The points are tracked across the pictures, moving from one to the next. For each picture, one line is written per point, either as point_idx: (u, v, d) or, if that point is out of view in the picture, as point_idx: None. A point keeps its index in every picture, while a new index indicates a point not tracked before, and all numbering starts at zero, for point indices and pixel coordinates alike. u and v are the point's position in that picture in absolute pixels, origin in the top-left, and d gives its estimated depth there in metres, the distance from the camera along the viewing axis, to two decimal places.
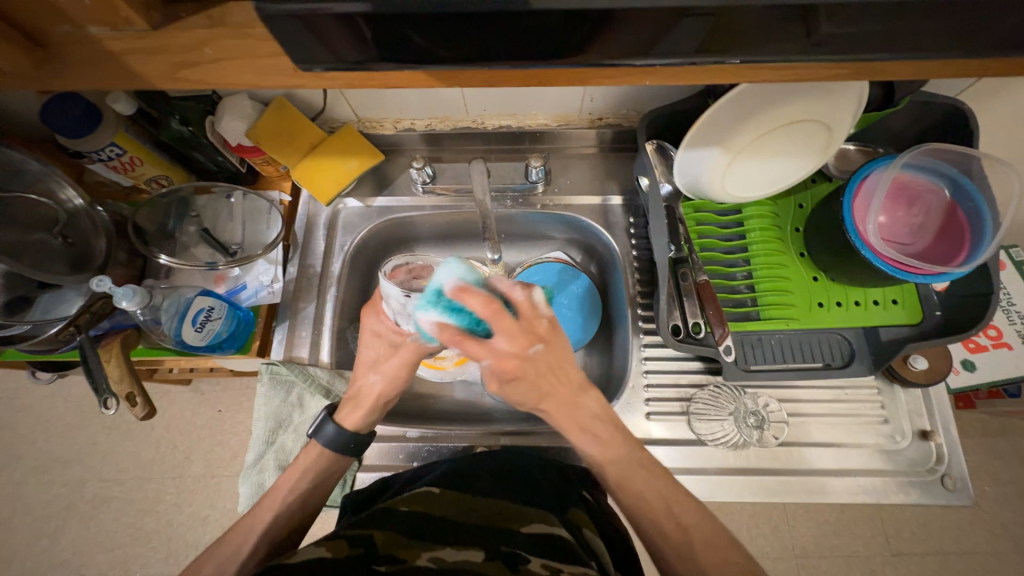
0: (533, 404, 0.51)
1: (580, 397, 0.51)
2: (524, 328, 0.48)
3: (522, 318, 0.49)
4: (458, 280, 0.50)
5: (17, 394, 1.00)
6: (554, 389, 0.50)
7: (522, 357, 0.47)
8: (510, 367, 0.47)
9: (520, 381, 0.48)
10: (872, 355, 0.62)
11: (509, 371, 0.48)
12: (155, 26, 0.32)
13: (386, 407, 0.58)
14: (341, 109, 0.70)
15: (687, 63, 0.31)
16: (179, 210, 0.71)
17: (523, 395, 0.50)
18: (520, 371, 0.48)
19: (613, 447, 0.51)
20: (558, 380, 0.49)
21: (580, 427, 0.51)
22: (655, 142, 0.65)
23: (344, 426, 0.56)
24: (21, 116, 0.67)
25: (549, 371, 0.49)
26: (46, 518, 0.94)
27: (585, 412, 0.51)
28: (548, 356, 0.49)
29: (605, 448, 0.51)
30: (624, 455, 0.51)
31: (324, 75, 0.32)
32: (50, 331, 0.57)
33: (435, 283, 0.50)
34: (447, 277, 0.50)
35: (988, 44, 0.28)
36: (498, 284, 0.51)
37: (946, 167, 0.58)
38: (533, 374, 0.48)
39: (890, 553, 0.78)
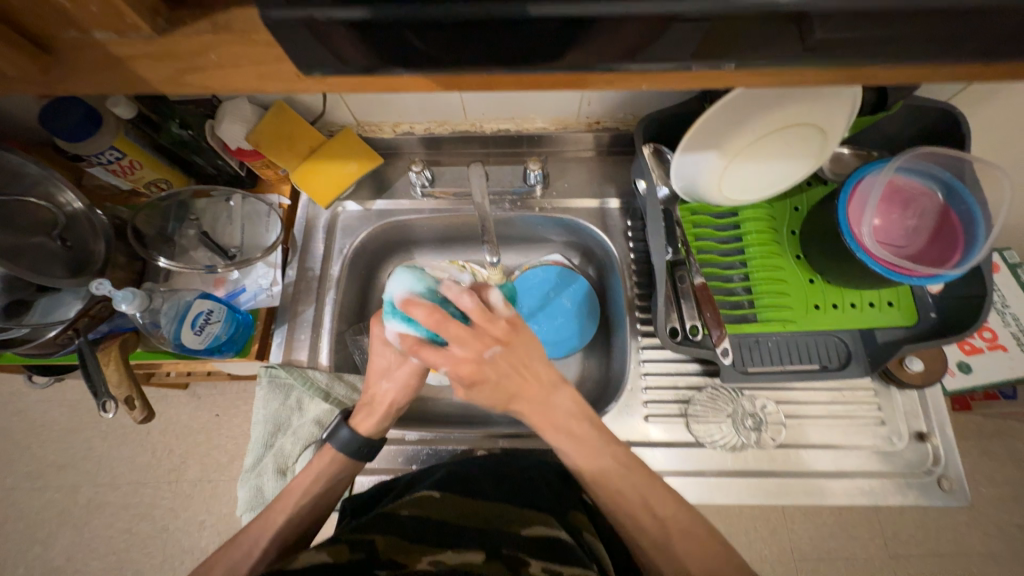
0: (504, 404, 0.50)
1: (552, 394, 0.50)
2: (477, 333, 0.46)
3: (474, 323, 0.46)
4: (406, 290, 0.50)
5: (11, 399, 1.00)
6: (522, 388, 0.49)
7: (478, 361, 0.45)
8: (467, 372, 0.46)
9: (484, 385, 0.47)
10: (868, 357, 0.62)
11: (469, 376, 0.46)
12: (162, 33, 0.31)
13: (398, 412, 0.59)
14: (340, 113, 0.71)
15: (682, 67, 0.31)
16: (179, 213, 0.72)
17: (489, 397, 0.49)
18: (479, 375, 0.46)
19: (589, 445, 0.51)
20: (522, 379, 0.48)
21: (553, 425, 0.51)
22: (652, 146, 0.66)
23: (360, 431, 0.57)
24: (20, 120, 0.68)
25: (511, 371, 0.47)
26: (40, 524, 0.93)
27: (559, 409, 0.51)
28: (507, 357, 0.47)
29: (580, 446, 0.51)
30: (623, 457, 0.51)
31: (327, 79, 0.32)
32: (49, 334, 0.57)
33: (389, 295, 0.51)
34: (398, 289, 0.51)
35: (980, 50, 0.29)
36: (447, 288, 0.49)
37: (938, 170, 0.58)
38: (494, 376, 0.47)
39: (888, 556, 0.78)
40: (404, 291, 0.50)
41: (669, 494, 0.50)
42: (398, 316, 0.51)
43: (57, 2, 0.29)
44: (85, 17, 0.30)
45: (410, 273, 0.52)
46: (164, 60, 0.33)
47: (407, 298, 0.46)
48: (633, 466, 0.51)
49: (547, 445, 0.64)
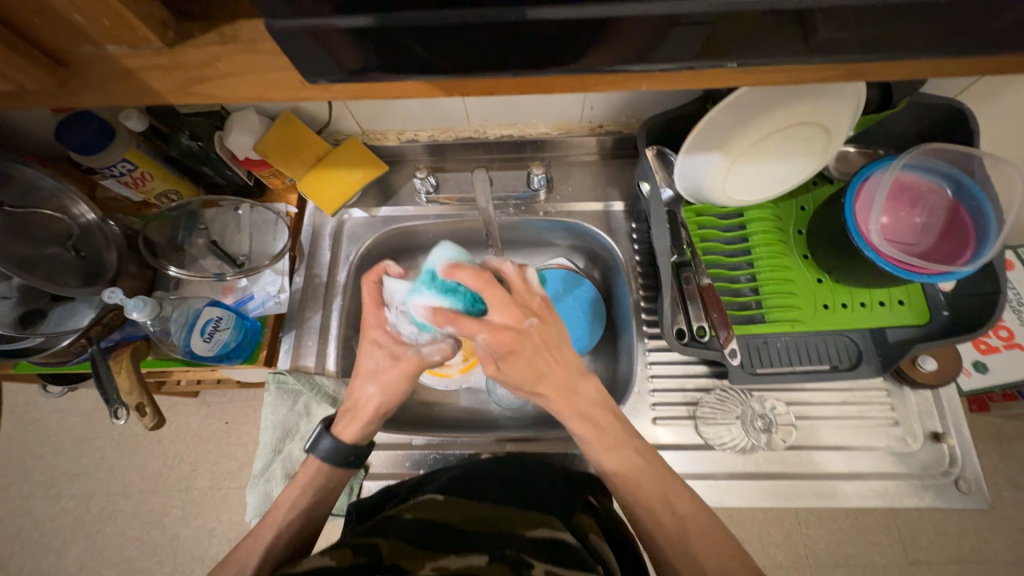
0: (530, 385, 0.49)
1: (579, 382, 0.51)
2: (516, 302, 0.48)
3: (515, 293, 0.50)
4: (447, 261, 0.53)
5: (26, 408, 1.01)
6: (552, 369, 0.49)
7: (516, 328, 0.47)
8: (505, 339, 0.46)
9: (516, 357, 0.47)
10: (879, 356, 0.61)
11: (504, 345, 0.46)
12: (171, 45, 0.33)
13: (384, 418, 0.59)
14: (346, 122, 0.72)
15: (686, 67, 0.31)
16: (188, 223, 0.73)
17: (519, 374, 0.48)
18: (518, 344, 0.47)
19: (612, 435, 0.51)
20: (553, 360, 0.49)
21: (578, 413, 0.50)
22: (655, 148, 0.65)
23: (343, 438, 0.56)
24: (37, 135, 0.69)
25: (544, 348, 0.48)
26: (54, 533, 0.94)
27: (585, 399, 0.51)
28: (542, 331, 0.48)
29: (602, 437, 0.51)
30: (633, 450, 0.51)
31: (330, 86, 0.33)
32: (62, 343, 0.58)
33: (430, 263, 0.53)
34: (438, 259, 0.53)
35: (976, 44, 0.29)
36: (491, 263, 0.54)
37: (946, 167, 0.58)
38: (528, 348, 0.47)
39: (907, 562, 0.76)
40: (445, 262, 0.53)
41: (672, 494, 0.49)
42: (431, 288, 0.52)
43: (69, 17, 0.30)
44: (98, 31, 0.31)
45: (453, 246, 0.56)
46: (173, 72, 0.33)
47: (454, 264, 0.51)
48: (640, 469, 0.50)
49: (555, 449, 0.63)
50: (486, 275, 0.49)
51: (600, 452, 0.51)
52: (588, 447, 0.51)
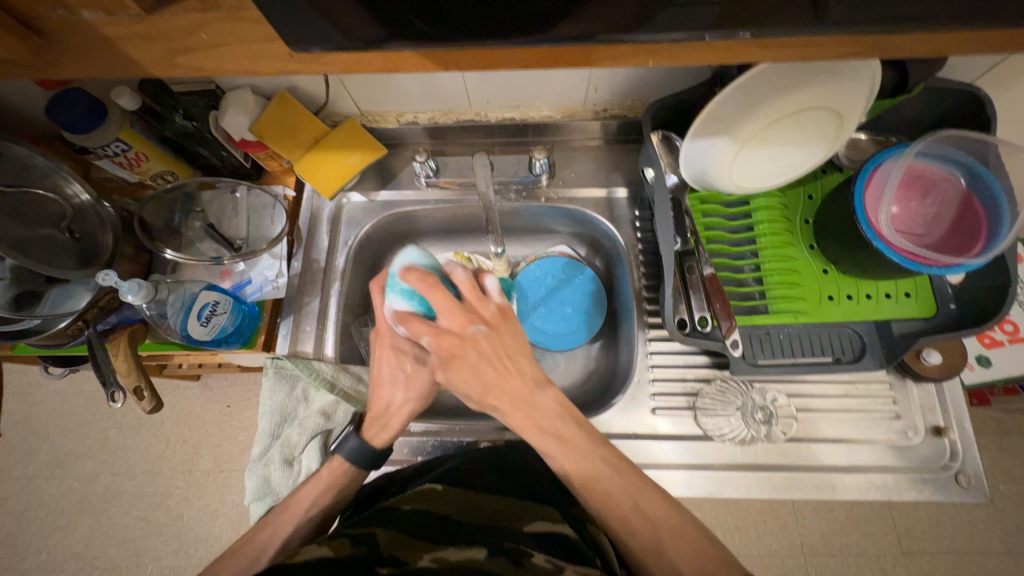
0: (480, 396, 0.49)
1: (535, 395, 0.50)
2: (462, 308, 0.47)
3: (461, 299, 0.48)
4: (408, 263, 0.51)
5: (29, 390, 1.02)
6: (503, 379, 0.48)
7: (459, 336, 0.47)
8: (445, 345, 0.47)
9: (458, 364, 0.48)
10: (883, 349, 0.61)
11: (444, 349, 0.47)
12: (149, 11, 0.31)
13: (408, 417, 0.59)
14: (343, 103, 0.70)
15: (696, 38, 0.30)
16: (185, 205, 0.72)
17: (466, 382, 0.48)
18: (458, 350, 0.47)
19: (576, 447, 0.50)
20: (504, 370, 0.48)
21: (537, 427, 0.50)
22: (660, 133, 0.64)
23: (372, 443, 0.56)
24: (29, 113, 0.68)
25: (493, 358, 0.48)
26: (60, 511, 0.96)
27: (543, 412, 0.50)
28: (490, 341, 0.48)
29: (562, 448, 0.50)
30: (601, 461, 0.50)
31: (321, 58, 0.32)
32: (59, 325, 0.58)
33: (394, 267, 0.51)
34: (401, 262, 0.51)
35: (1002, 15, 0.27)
36: (448, 266, 0.51)
37: (960, 155, 0.56)
38: (471, 356, 0.47)
39: (902, 552, 0.77)
40: (406, 266, 0.51)
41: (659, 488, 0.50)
42: (395, 292, 0.50)
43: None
44: None
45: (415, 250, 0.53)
46: (156, 41, 0.32)
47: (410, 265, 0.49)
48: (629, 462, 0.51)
49: None
50: (431, 278, 0.47)
51: (560, 463, 0.50)
52: (551, 460, 0.50)
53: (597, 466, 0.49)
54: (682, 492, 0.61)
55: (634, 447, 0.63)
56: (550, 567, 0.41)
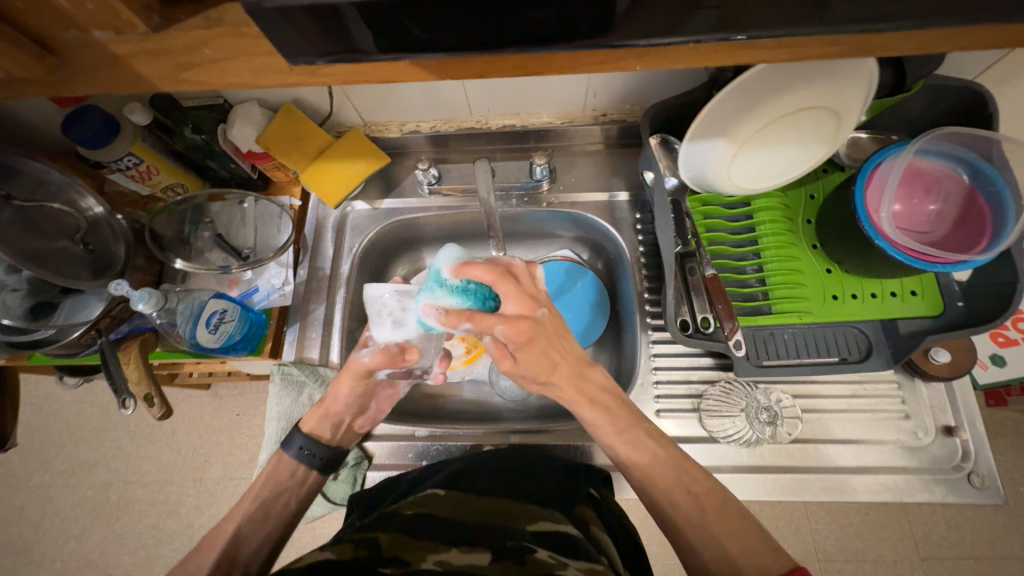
0: (544, 377, 0.50)
1: (588, 367, 0.52)
2: (527, 293, 0.49)
3: (524, 286, 0.49)
4: (455, 260, 0.50)
5: (45, 400, 1.04)
6: (563, 359, 0.50)
7: (531, 318, 0.48)
8: (522, 329, 0.47)
9: (532, 347, 0.48)
10: (890, 348, 0.60)
11: (522, 335, 0.47)
12: (156, 29, 0.32)
13: (356, 429, 0.62)
14: (347, 114, 0.72)
15: (692, 41, 0.31)
16: (194, 216, 0.73)
17: (535, 366, 0.49)
18: (533, 333, 0.47)
19: (621, 417, 0.51)
20: (563, 351, 0.51)
21: (588, 399, 0.51)
22: (658, 137, 0.64)
23: (303, 428, 0.59)
24: (46, 130, 0.71)
25: (556, 340, 0.50)
26: (74, 520, 0.97)
27: (593, 384, 0.52)
28: (553, 322, 0.50)
29: (613, 420, 0.51)
30: (644, 433, 0.51)
31: (321, 70, 0.33)
32: (73, 334, 0.59)
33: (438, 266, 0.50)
34: (446, 260, 0.51)
35: (988, 10, 0.28)
36: (495, 256, 0.52)
37: (963, 151, 0.56)
38: (543, 337, 0.48)
39: (919, 558, 0.75)
40: (450, 261, 0.50)
41: (665, 480, 0.48)
42: (439, 288, 0.50)
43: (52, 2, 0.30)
44: (86, 18, 0.31)
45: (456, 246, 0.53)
46: (162, 57, 0.33)
47: (462, 261, 0.49)
48: (654, 455, 0.50)
49: (556, 441, 0.63)
50: (500, 269, 0.48)
51: (613, 437, 0.51)
52: None
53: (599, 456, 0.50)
54: None
55: None
56: (553, 563, 0.42)
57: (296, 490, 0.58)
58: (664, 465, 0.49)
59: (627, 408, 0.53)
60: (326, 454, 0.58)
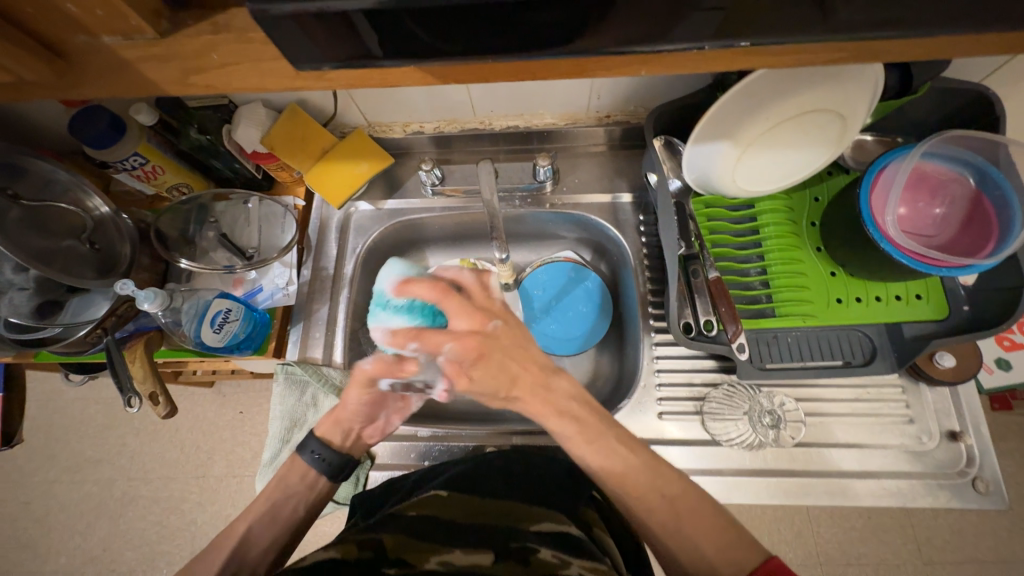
0: (505, 392, 0.49)
1: (553, 376, 0.50)
2: (475, 307, 0.49)
3: (473, 299, 0.50)
4: (398, 278, 0.56)
5: (51, 397, 1.05)
6: (522, 371, 0.49)
7: (478, 333, 0.48)
8: (470, 345, 0.47)
9: (486, 363, 0.47)
10: (895, 352, 0.60)
11: (470, 351, 0.47)
12: (164, 35, 0.33)
13: (368, 440, 0.61)
14: (351, 115, 0.72)
15: (696, 48, 0.31)
16: (199, 216, 0.74)
17: (492, 380, 0.48)
18: (482, 347, 0.47)
19: (592, 428, 0.49)
20: (523, 361, 0.49)
21: (555, 410, 0.49)
22: (663, 138, 0.64)
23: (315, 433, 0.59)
24: (53, 130, 0.71)
25: (513, 352, 0.48)
26: (79, 516, 0.98)
27: (560, 394, 0.50)
28: (508, 333, 0.49)
29: (583, 430, 0.49)
30: (616, 440, 0.49)
31: (326, 75, 0.33)
32: (80, 333, 0.60)
33: (380, 286, 0.58)
34: (392, 278, 0.58)
35: (993, 19, 0.28)
36: (445, 272, 0.54)
37: (969, 155, 0.55)
38: (496, 351, 0.48)
39: (922, 562, 0.75)
40: (396, 280, 0.57)
41: (658, 474, 0.48)
42: (387, 310, 0.55)
43: (62, 8, 0.30)
44: (95, 23, 0.31)
45: (402, 263, 0.61)
46: (170, 62, 0.34)
47: (404, 280, 0.53)
48: (656, 458, 0.50)
49: (558, 442, 0.63)
50: (441, 285, 0.51)
51: (583, 448, 0.49)
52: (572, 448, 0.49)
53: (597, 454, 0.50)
54: None
55: None
56: (557, 563, 0.43)
57: (300, 492, 0.58)
58: (653, 468, 0.49)
59: (598, 419, 0.50)
60: (340, 460, 0.59)
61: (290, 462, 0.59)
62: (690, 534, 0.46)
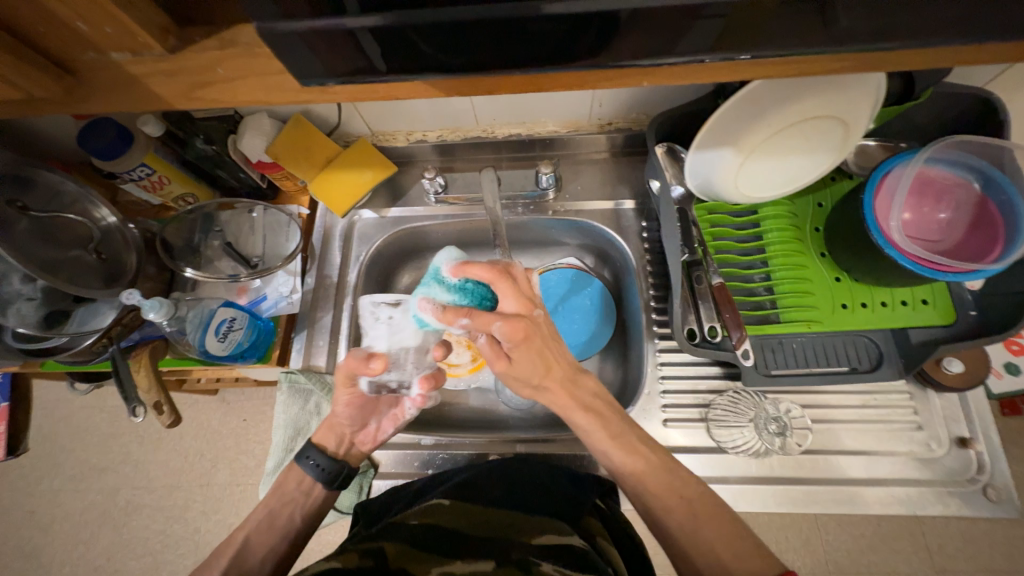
0: (536, 381, 0.48)
1: (580, 374, 0.51)
2: (525, 293, 0.47)
3: (524, 286, 0.48)
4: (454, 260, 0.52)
5: (56, 405, 1.05)
6: (555, 363, 0.49)
7: (527, 317, 0.46)
8: (518, 328, 0.44)
9: (529, 347, 0.46)
10: (901, 358, 0.59)
11: (519, 334, 0.45)
12: (172, 50, 0.33)
13: (360, 446, 0.61)
14: (355, 124, 0.73)
15: (698, 59, 0.31)
16: (204, 225, 0.74)
17: (530, 366, 0.47)
18: (530, 332, 0.45)
19: (612, 425, 0.50)
20: (557, 354, 0.49)
21: (580, 404, 0.50)
22: (664, 146, 0.65)
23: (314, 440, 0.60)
24: (62, 142, 0.72)
25: (549, 342, 0.48)
26: (83, 525, 0.98)
27: (585, 390, 0.51)
28: (549, 324, 0.48)
29: (606, 426, 0.50)
30: (638, 437, 0.51)
31: (328, 88, 0.34)
32: (86, 342, 0.61)
33: (436, 266, 0.53)
34: (444, 260, 0.53)
35: (991, 28, 0.28)
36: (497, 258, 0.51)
37: (973, 159, 0.55)
38: (539, 337, 0.46)
39: (934, 571, 0.73)
40: (449, 262, 0.53)
41: (664, 482, 0.48)
42: (439, 285, 0.51)
43: (72, 26, 0.31)
44: (103, 40, 0.32)
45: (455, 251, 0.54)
46: (177, 77, 0.34)
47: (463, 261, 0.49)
48: (660, 465, 0.50)
49: (562, 450, 0.63)
50: (499, 267, 0.47)
51: (601, 445, 0.50)
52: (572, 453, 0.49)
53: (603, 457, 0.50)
54: None
55: None
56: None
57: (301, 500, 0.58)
58: (658, 469, 0.49)
59: (618, 416, 0.52)
60: (335, 468, 0.58)
61: (296, 469, 0.59)
62: (696, 543, 0.45)
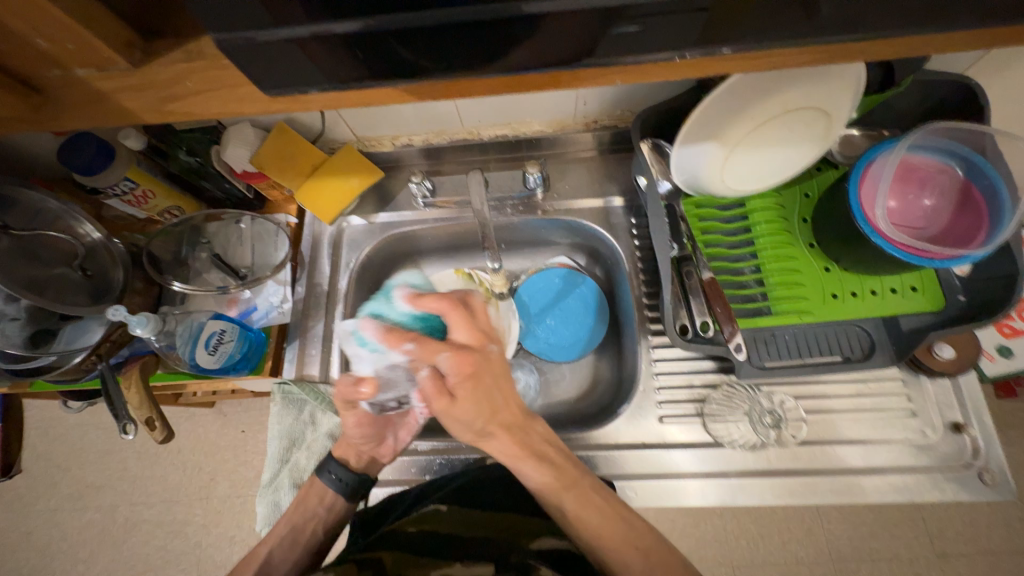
0: (483, 423, 0.48)
1: (531, 420, 0.52)
2: (481, 327, 0.48)
3: (480, 319, 0.48)
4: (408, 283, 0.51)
5: (51, 424, 1.04)
6: (502, 406, 0.49)
7: (478, 351, 0.47)
8: (466, 363, 0.46)
9: (476, 385, 0.46)
10: (893, 345, 0.60)
11: (465, 368, 0.46)
12: (137, 64, 0.33)
13: (381, 460, 0.60)
14: (340, 130, 0.72)
15: (678, 55, 0.31)
16: (191, 237, 0.73)
17: (474, 408, 0.47)
18: (475, 367, 0.46)
19: (566, 473, 0.50)
20: (507, 396, 0.50)
21: (529, 451, 0.50)
22: (651, 141, 0.64)
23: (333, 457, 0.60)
24: (43, 159, 0.72)
25: (500, 381, 0.49)
26: (82, 544, 0.97)
27: (534, 436, 0.51)
28: (502, 361, 0.49)
29: (558, 475, 0.49)
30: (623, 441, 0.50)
31: (306, 97, 0.33)
32: (74, 360, 0.60)
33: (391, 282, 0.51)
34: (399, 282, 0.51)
35: (959, 16, 0.28)
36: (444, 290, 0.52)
37: (956, 145, 0.55)
38: (487, 376, 0.47)
39: (936, 555, 0.74)
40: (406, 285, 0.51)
41: None
42: (388, 307, 0.49)
43: (36, 43, 0.31)
44: (67, 55, 0.32)
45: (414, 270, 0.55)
46: (146, 91, 0.34)
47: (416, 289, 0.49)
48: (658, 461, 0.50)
49: None
50: (451, 299, 0.47)
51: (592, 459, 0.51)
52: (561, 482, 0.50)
53: (583, 473, 0.50)
54: (696, 500, 0.60)
55: (645, 457, 0.62)
56: None
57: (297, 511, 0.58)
58: (611, 519, 0.48)
59: (573, 466, 0.51)
60: (354, 480, 0.58)
61: (316, 484, 0.59)
62: None
